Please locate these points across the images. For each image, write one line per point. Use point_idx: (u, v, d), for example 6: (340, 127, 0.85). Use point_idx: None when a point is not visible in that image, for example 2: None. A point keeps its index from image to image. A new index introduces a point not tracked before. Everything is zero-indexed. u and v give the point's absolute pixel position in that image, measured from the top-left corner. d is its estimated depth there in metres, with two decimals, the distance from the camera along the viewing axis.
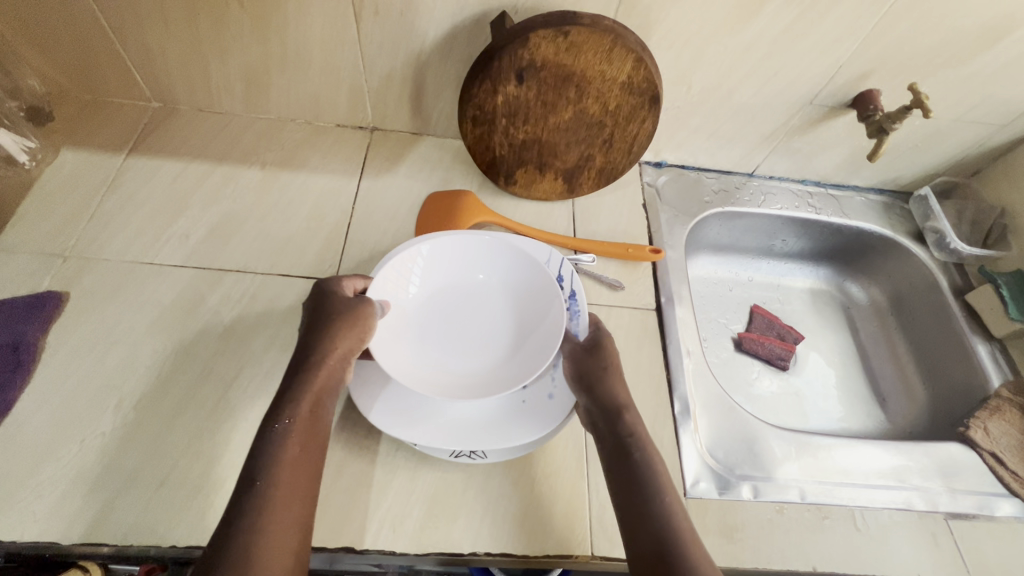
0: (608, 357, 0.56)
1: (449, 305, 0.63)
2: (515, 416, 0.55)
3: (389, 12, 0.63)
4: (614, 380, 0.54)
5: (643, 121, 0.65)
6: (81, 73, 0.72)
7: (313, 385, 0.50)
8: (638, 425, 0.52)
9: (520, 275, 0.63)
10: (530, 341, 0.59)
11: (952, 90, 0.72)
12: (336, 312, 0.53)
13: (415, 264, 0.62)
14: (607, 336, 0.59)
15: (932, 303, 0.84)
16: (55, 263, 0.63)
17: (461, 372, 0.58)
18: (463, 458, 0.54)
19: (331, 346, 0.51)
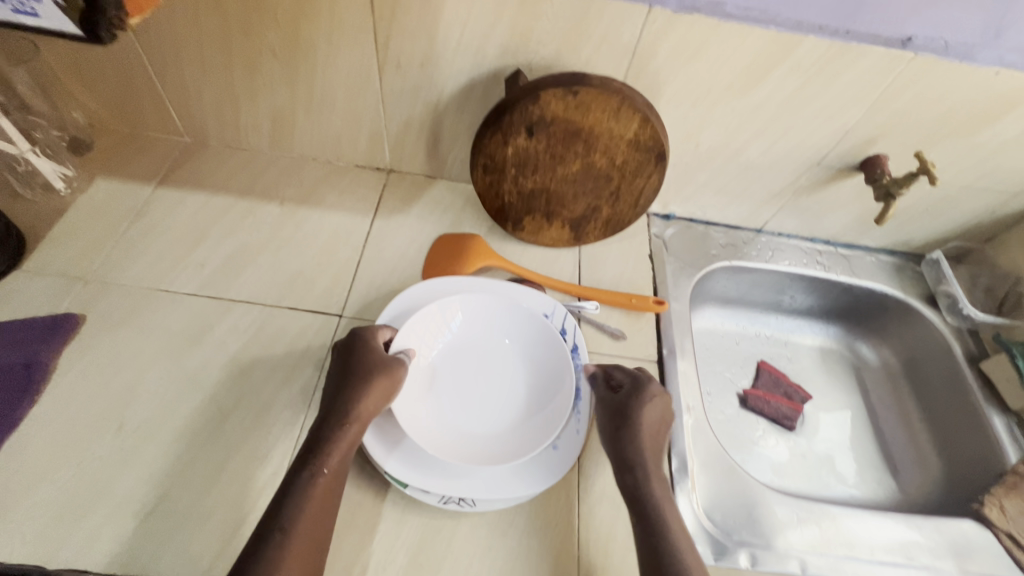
0: (638, 412, 0.56)
1: (468, 368, 0.63)
2: (519, 471, 0.55)
3: (411, 66, 0.67)
4: (642, 433, 0.55)
5: (649, 177, 0.67)
6: (122, 108, 0.77)
7: (343, 438, 0.49)
8: (654, 487, 0.52)
9: (542, 344, 0.63)
10: (551, 412, 0.59)
11: (960, 159, 0.72)
12: (370, 364, 0.54)
13: (443, 328, 0.63)
14: (650, 387, 0.58)
15: (946, 369, 0.81)
16: (76, 286, 0.66)
17: (474, 440, 0.58)
18: (451, 504, 0.53)
19: (361, 399, 0.51)
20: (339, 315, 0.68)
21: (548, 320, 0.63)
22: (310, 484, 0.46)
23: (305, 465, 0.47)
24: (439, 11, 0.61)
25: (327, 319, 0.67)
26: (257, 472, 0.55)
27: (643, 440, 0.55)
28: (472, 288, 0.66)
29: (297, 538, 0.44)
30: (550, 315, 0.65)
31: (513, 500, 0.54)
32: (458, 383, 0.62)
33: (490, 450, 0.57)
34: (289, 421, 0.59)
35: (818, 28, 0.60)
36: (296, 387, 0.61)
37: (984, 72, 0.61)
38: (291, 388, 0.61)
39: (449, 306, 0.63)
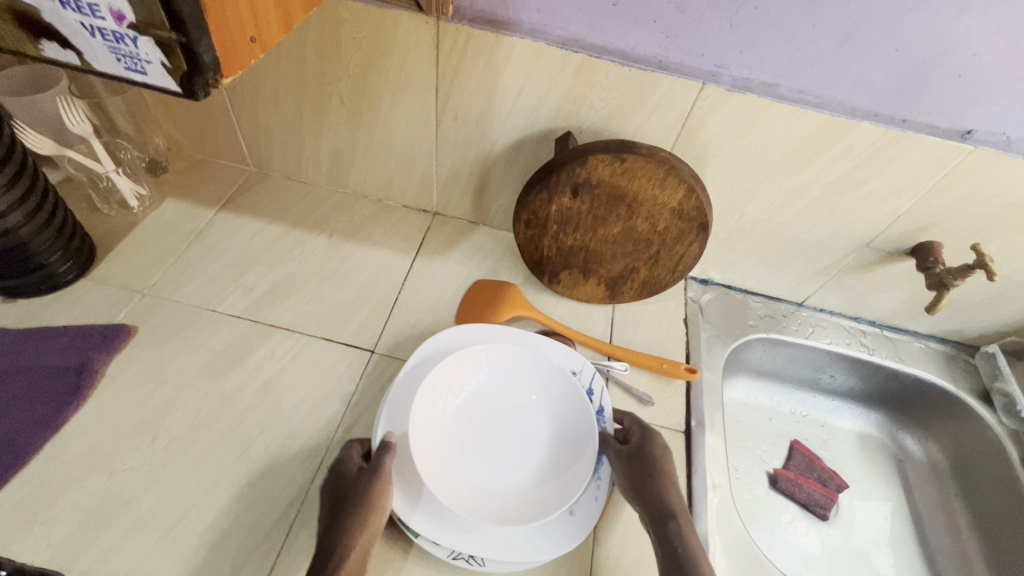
0: (660, 462, 0.56)
1: (491, 420, 0.63)
2: (532, 534, 0.54)
3: (467, 120, 0.71)
4: (667, 490, 0.55)
5: (690, 244, 0.67)
6: (198, 136, 0.83)
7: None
8: (693, 540, 0.52)
9: (568, 404, 0.62)
10: (570, 475, 0.58)
11: (1020, 254, 0.69)
12: (357, 494, 0.51)
13: (470, 376, 0.63)
14: (655, 437, 0.58)
15: (1000, 475, 0.76)
16: (133, 298, 0.69)
17: (488, 496, 0.57)
18: (460, 561, 0.52)
19: (350, 538, 0.49)
20: (372, 351, 0.69)
21: (575, 378, 0.63)
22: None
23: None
24: (498, 74, 0.65)
25: (359, 354, 0.69)
26: (274, 503, 0.56)
27: (669, 489, 0.55)
28: (503, 337, 0.66)
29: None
30: (578, 373, 0.65)
31: (522, 565, 0.53)
32: (478, 435, 0.61)
33: (503, 508, 0.56)
34: (311, 454, 0.60)
35: (873, 115, 0.60)
36: (323, 419, 0.62)
37: None
38: (317, 419, 0.62)
39: (480, 352, 0.63)
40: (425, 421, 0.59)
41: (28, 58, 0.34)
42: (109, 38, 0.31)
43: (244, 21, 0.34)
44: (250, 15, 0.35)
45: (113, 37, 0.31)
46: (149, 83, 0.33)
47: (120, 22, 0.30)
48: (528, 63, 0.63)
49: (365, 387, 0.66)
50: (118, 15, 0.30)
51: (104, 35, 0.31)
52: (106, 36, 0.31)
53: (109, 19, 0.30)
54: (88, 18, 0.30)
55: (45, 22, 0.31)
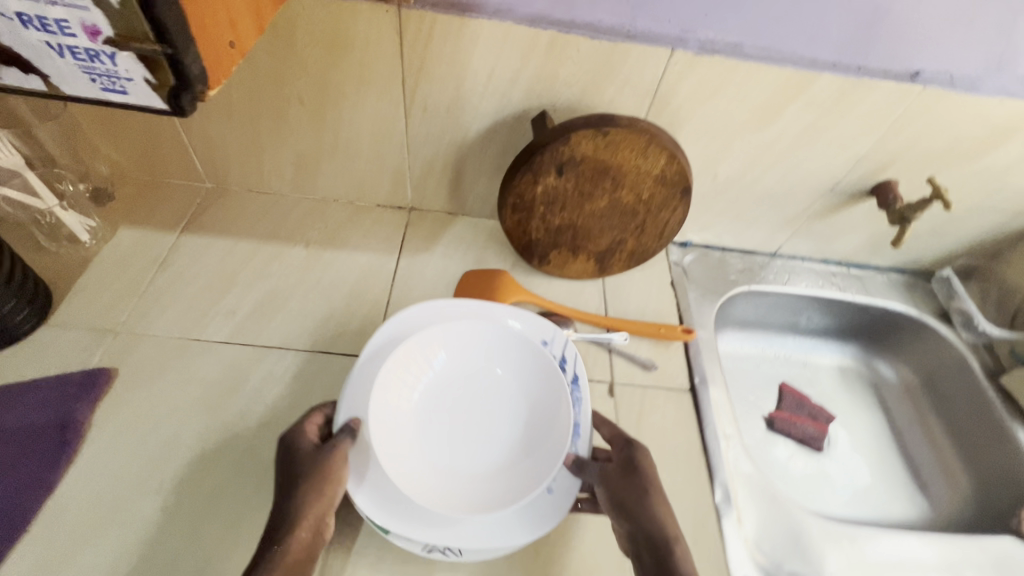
0: (653, 479, 0.54)
1: (455, 403, 0.62)
2: (509, 515, 0.53)
3: (438, 109, 0.69)
4: (659, 509, 0.52)
5: (674, 210, 0.68)
6: (144, 157, 0.77)
7: (287, 555, 0.47)
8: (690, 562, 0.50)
9: (534, 377, 0.62)
10: (546, 448, 0.57)
11: (967, 181, 0.75)
12: (313, 467, 0.51)
13: (426, 364, 0.62)
14: (643, 451, 0.56)
15: (965, 385, 0.83)
16: (105, 338, 0.64)
17: (458, 484, 0.57)
18: (436, 554, 0.52)
19: (302, 503, 0.49)
20: None
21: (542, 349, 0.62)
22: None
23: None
24: (467, 58, 0.63)
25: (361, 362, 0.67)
26: None
27: (663, 509, 0.53)
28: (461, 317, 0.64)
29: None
30: (548, 343, 0.63)
31: (498, 550, 0.52)
32: (443, 422, 0.61)
33: (473, 492, 0.56)
34: None
35: (832, 65, 0.63)
36: None
37: (987, 102, 0.65)
38: None
39: (434, 337, 0.62)
40: (384, 416, 0.57)
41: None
42: (82, 57, 0.29)
43: (223, 28, 0.32)
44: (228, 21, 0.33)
45: (87, 56, 0.29)
46: (131, 103, 0.32)
47: (95, 38, 0.28)
48: (498, 45, 0.61)
49: None
50: (93, 31, 0.28)
51: (75, 55, 0.29)
52: (78, 55, 0.29)
53: (80, 35, 0.28)
54: (56, 37, 0.29)
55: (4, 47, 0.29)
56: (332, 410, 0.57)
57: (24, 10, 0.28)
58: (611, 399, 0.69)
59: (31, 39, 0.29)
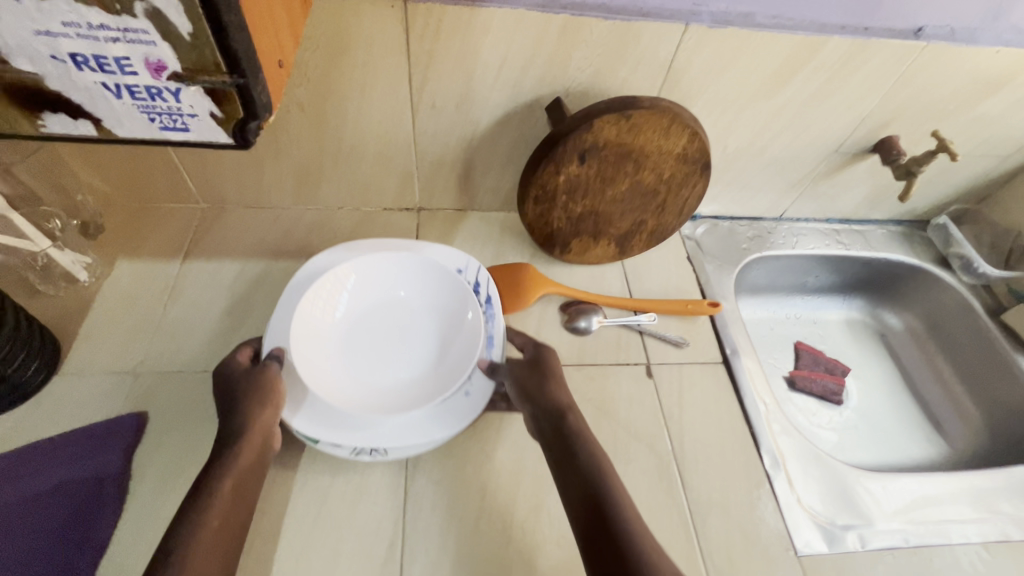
0: (553, 366, 0.59)
1: (375, 327, 0.65)
2: (434, 413, 0.56)
3: (446, 105, 0.66)
4: (555, 390, 0.57)
5: (694, 186, 0.69)
6: (132, 183, 0.72)
7: (240, 460, 0.49)
8: (585, 431, 0.53)
9: (448, 295, 0.66)
10: (462, 355, 0.61)
11: (963, 130, 0.78)
12: (248, 385, 0.53)
13: (337, 293, 0.63)
14: (548, 350, 0.62)
15: (969, 325, 0.87)
16: (126, 381, 0.61)
17: (384, 395, 0.60)
18: (364, 456, 0.54)
19: (247, 416, 0.51)
20: None
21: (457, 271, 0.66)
22: (206, 513, 0.44)
23: (201, 488, 0.46)
24: (477, 49, 0.60)
25: None
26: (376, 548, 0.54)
27: (561, 391, 0.57)
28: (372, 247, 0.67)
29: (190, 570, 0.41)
30: (463, 271, 0.67)
31: (424, 445, 0.55)
32: (363, 345, 0.63)
33: (395, 400, 0.59)
34: (392, 488, 0.58)
35: (840, 28, 0.63)
36: None
37: (985, 52, 0.66)
38: None
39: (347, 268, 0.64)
40: (305, 341, 0.59)
41: (34, 140, 0.35)
42: (143, 95, 0.33)
43: (275, 45, 0.34)
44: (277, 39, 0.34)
45: (148, 94, 0.33)
46: (191, 137, 0.35)
47: (158, 74, 0.31)
48: (508, 33, 0.59)
49: None
50: (155, 66, 0.31)
51: (135, 93, 0.33)
52: (138, 94, 0.33)
53: (143, 71, 0.31)
54: (114, 77, 0.32)
55: (57, 93, 0.32)
56: (258, 344, 0.60)
57: (79, 53, 0.30)
58: (650, 379, 0.70)
59: (87, 81, 0.32)
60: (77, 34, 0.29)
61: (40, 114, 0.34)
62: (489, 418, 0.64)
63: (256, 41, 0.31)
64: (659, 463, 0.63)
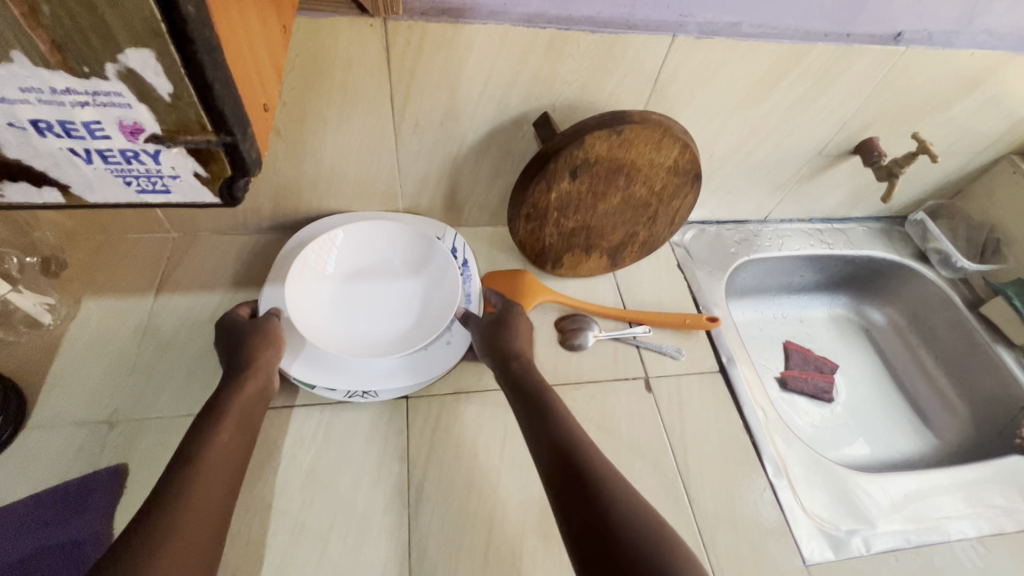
0: (514, 316, 0.65)
1: (363, 283, 0.70)
2: (417, 362, 0.64)
3: (430, 124, 0.64)
4: (514, 335, 0.63)
5: (686, 197, 0.68)
6: (96, 215, 0.68)
7: (246, 387, 0.54)
8: (532, 373, 0.59)
9: (426, 256, 0.71)
10: (440, 308, 0.68)
11: (939, 130, 0.79)
12: (253, 328, 0.58)
13: (325, 259, 0.69)
14: (515, 304, 0.68)
15: (950, 318, 0.89)
16: (102, 432, 0.57)
17: (372, 343, 0.66)
18: (356, 398, 0.61)
19: (252, 354, 0.56)
20: (405, 397, 0.64)
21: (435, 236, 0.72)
22: (216, 430, 0.49)
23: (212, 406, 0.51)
24: (461, 67, 0.58)
25: (394, 406, 0.64)
26: None
27: (519, 338, 0.63)
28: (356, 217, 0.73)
29: (199, 478, 0.45)
30: (442, 237, 0.74)
31: (408, 386, 0.62)
32: (353, 299, 0.69)
33: (383, 346, 0.65)
34: (394, 527, 0.56)
35: (823, 35, 0.63)
36: (388, 486, 0.58)
37: (960, 56, 0.68)
38: (383, 490, 0.58)
39: (332, 236, 0.69)
40: (300, 298, 0.65)
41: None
42: (116, 159, 0.30)
43: (258, 90, 0.31)
44: (260, 83, 0.31)
45: (122, 158, 0.30)
46: (173, 199, 0.33)
47: (135, 137, 0.29)
48: (493, 50, 0.57)
49: (417, 436, 0.62)
50: (131, 128, 0.28)
51: (108, 157, 0.30)
52: (111, 157, 0.30)
53: (116, 134, 0.29)
54: (82, 142, 0.29)
55: (17, 161, 0.29)
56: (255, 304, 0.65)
57: (40, 118, 0.27)
58: (649, 394, 0.69)
59: (52, 147, 0.29)
60: (39, 100, 0.26)
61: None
62: (490, 446, 0.62)
63: (242, 93, 0.29)
64: (665, 481, 0.62)
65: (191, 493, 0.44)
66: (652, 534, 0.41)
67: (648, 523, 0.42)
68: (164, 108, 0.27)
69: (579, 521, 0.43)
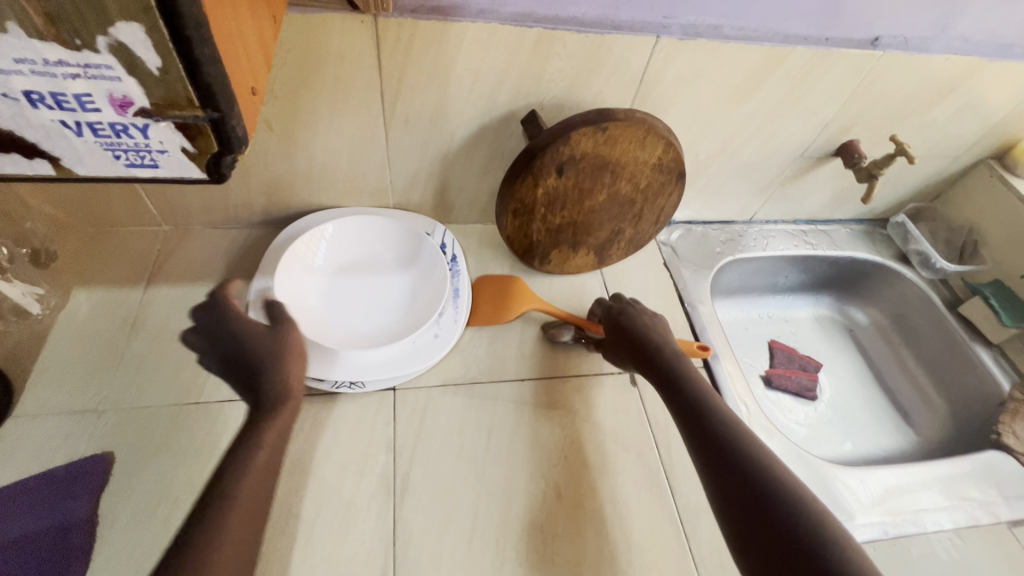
0: (636, 318, 0.68)
1: (353, 278, 0.71)
2: (405, 354, 0.64)
3: (420, 120, 0.65)
4: (648, 336, 0.66)
5: (670, 194, 0.70)
6: (88, 207, 0.68)
7: (277, 414, 0.50)
8: (682, 370, 0.61)
9: (415, 251, 0.72)
10: (429, 302, 0.68)
11: (917, 133, 0.81)
12: (274, 343, 0.52)
13: (314, 251, 0.70)
14: (637, 305, 0.71)
15: (930, 318, 0.91)
16: (89, 420, 0.57)
17: (361, 335, 0.67)
18: (344, 389, 0.62)
19: (282, 377, 0.51)
20: (392, 388, 0.65)
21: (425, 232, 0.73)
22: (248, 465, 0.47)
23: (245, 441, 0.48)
24: (450, 64, 0.60)
25: (381, 397, 0.64)
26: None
27: (653, 337, 0.66)
28: (344, 213, 0.74)
29: (234, 517, 0.44)
30: (431, 233, 0.75)
31: (395, 378, 0.63)
32: (344, 292, 0.70)
33: (372, 338, 0.66)
34: (379, 516, 0.56)
35: (803, 39, 0.65)
36: (374, 476, 0.59)
37: (936, 61, 0.70)
38: (368, 479, 0.58)
39: (321, 229, 0.70)
40: (290, 290, 0.66)
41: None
42: (105, 132, 0.31)
43: (245, 74, 0.32)
44: (247, 66, 0.33)
45: (112, 131, 0.31)
46: (161, 174, 0.34)
47: (124, 111, 0.30)
48: (481, 48, 0.59)
49: (404, 427, 0.62)
50: (120, 102, 0.29)
51: (97, 130, 0.31)
52: (101, 131, 0.31)
53: (106, 108, 0.29)
54: (73, 114, 0.30)
55: (9, 132, 0.30)
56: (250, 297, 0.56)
57: (32, 90, 0.28)
58: (635, 388, 0.70)
59: (43, 119, 0.30)
60: (32, 71, 0.27)
61: None
62: (475, 436, 0.63)
63: (231, 74, 0.30)
64: (649, 472, 0.63)
65: (227, 533, 0.42)
66: (837, 537, 0.44)
67: (825, 525, 0.45)
68: (154, 83, 0.29)
69: (757, 527, 0.46)
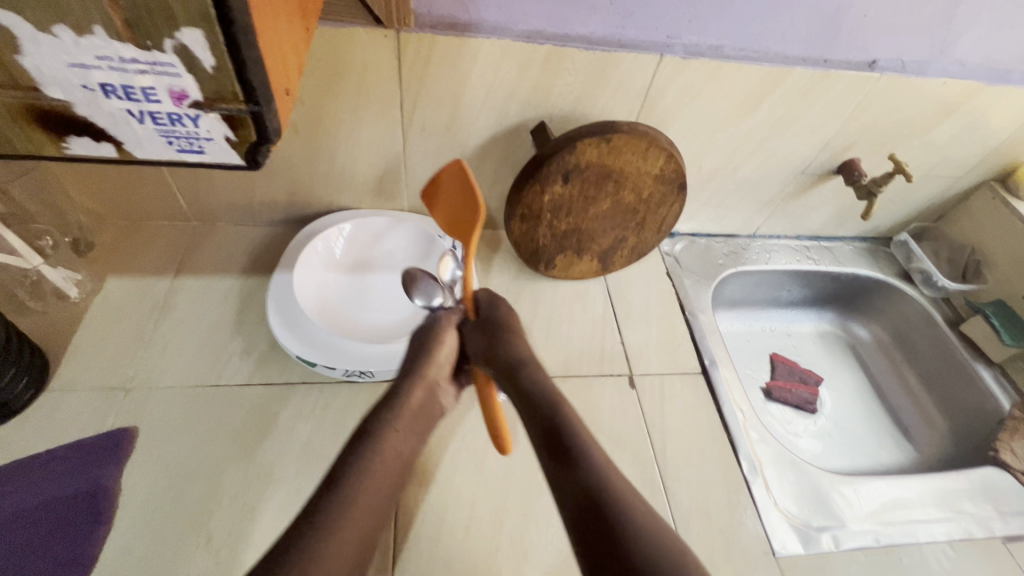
0: (507, 316, 0.59)
1: (367, 276, 0.76)
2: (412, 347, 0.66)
3: (435, 128, 0.69)
4: (512, 339, 0.56)
5: (672, 205, 0.73)
6: (125, 201, 0.73)
7: (400, 419, 0.49)
8: (544, 378, 0.52)
9: (426, 252, 0.76)
10: None
11: (918, 153, 0.83)
12: (419, 353, 0.56)
13: (331, 249, 0.74)
14: (505, 302, 0.61)
15: (932, 335, 0.92)
16: (117, 397, 0.61)
17: (372, 329, 0.70)
18: (354, 376, 0.63)
19: (416, 388, 0.52)
20: None
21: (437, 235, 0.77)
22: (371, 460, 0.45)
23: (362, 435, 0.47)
24: (465, 76, 0.64)
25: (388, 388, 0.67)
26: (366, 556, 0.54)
27: (516, 340, 0.56)
28: (361, 213, 0.78)
29: (356, 506, 0.41)
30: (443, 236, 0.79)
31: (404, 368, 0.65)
32: (359, 289, 0.74)
33: (382, 333, 0.70)
34: None
35: (802, 60, 0.68)
36: None
37: (933, 84, 0.72)
38: None
39: (340, 227, 0.74)
40: (307, 284, 0.70)
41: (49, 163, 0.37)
42: (163, 121, 0.35)
43: (280, 75, 0.36)
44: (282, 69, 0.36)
45: (169, 121, 0.35)
46: (205, 160, 0.38)
47: (180, 103, 0.34)
48: (494, 61, 0.62)
49: None
50: (178, 95, 0.33)
51: (157, 119, 0.35)
52: (160, 120, 0.35)
53: (166, 99, 0.34)
54: (138, 105, 0.34)
55: (84, 118, 0.34)
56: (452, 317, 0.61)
57: (107, 82, 0.32)
58: (633, 390, 0.72)
59: (113, 108, 0.34)
60: (109, 66, 0.31)
61: (64, 138, 0.35)
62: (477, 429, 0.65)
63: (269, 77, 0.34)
64: (643, 471, 0.65)
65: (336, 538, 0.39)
66: None
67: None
68: (206, 79, 0.33)
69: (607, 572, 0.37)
